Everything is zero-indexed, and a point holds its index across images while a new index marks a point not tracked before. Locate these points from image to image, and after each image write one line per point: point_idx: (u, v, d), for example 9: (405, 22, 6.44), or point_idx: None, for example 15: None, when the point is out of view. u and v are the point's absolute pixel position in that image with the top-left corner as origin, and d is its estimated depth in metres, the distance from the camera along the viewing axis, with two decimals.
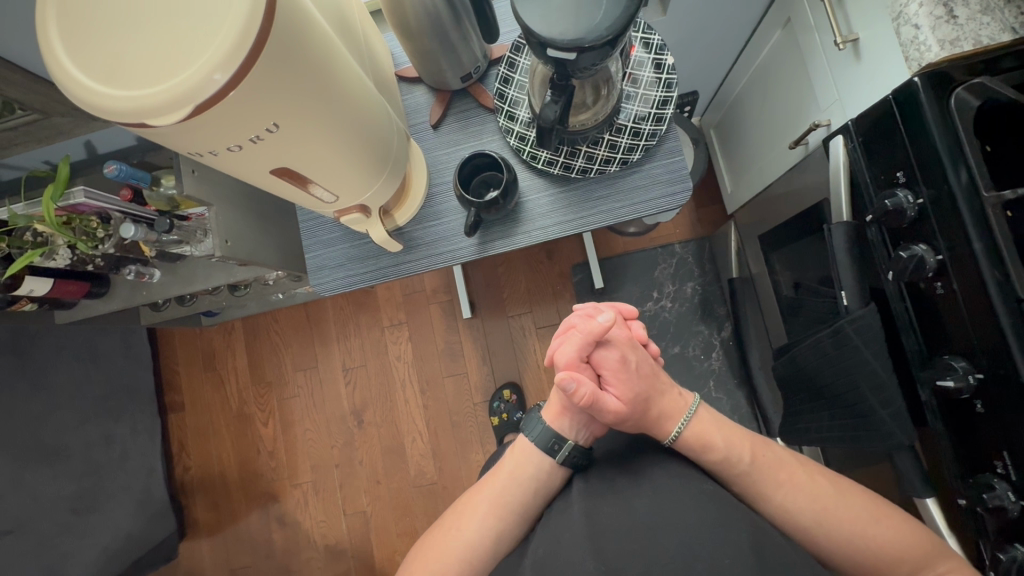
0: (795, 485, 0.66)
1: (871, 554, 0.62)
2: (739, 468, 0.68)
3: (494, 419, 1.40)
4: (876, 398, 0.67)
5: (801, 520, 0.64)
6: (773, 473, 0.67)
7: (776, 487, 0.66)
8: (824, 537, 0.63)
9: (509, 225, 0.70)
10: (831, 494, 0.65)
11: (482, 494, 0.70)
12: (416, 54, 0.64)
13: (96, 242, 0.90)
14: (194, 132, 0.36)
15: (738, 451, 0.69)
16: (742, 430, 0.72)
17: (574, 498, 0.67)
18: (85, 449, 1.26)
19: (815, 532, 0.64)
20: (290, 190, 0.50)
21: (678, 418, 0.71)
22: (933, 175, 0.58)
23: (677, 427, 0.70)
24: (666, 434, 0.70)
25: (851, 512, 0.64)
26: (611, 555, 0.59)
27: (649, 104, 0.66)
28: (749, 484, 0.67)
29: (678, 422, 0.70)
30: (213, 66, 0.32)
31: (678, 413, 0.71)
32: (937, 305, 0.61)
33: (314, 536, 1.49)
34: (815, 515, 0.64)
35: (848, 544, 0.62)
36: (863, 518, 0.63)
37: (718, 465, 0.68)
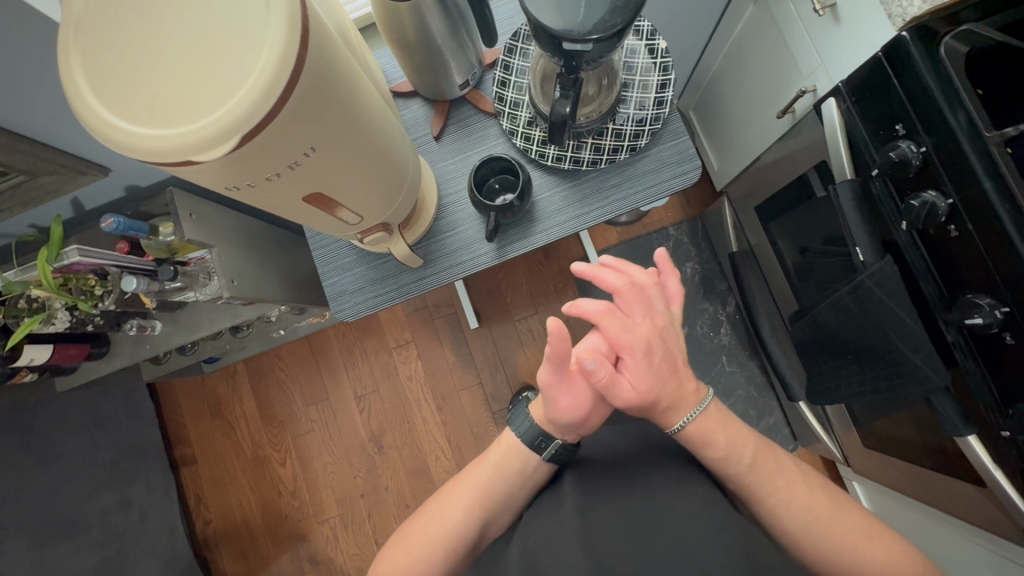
0: (793, 491, 0.63)
1: (856, 570, 0.60)
2: (737, 469, 0.63)
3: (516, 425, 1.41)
4: (907, 345, 0.68)
5: (789, 525, 0.62)
6: (771, 478, 0.63)
7: (771, 492, 0.63)
8: (810, 546, 0.61)
9: (525, 226, 0.70)
10: (828, 508, 0.62)
11: (467, 483, 0.67)
12: (414, 66, 0.64)
13: (95, 300, 0.87)
14: (232, 165, 0.35)
15: (737, 456, 0.64)
16: (748, 430, 0.66)
17: (566, 492, 0.65)
18: (102, 516, 1.21)
19: (802, 539, 0.61)
20: (318, 216, 0.49)
21: (686, 410, 0.64)
22: (934, 123, 0.60)
23: (681, 420, 0.64)
24: (670, 425, 0.64)
25: (851, 518, 0.62)
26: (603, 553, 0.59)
27: (649, 89, 0.67)
28: (745, 485, 0.63)
29: (684, 415, 0.64)
30: (254, 95, 0.31)
31: (684, 409, 0.64)
32: (952, 248, 0.63)
33: (349, 570, 1.46)
34: (808, 524, 0.61)
35: (837, 559, 0.60)
36: (856, 534, 0.61)
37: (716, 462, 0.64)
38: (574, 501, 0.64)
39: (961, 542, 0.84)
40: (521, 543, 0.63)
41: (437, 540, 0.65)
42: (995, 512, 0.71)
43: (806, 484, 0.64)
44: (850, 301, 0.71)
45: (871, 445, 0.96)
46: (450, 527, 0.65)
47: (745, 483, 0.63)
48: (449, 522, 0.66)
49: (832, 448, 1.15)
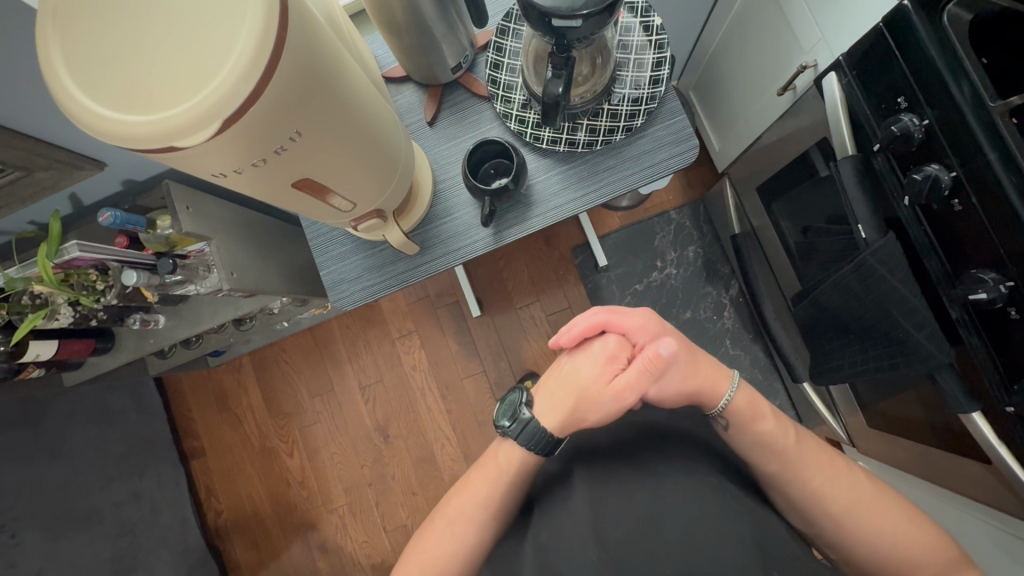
0: (834, 475, 0.67)
1: (890, 551, 0.64)
2: (783, 449, 0.68)
3: None
4: (911, 322, 0.67)
5: (832, 509, 0.65)
6: (814, 461, 0.68)
7: (813, 475, 0.67)
8: (850, 527, 0.65)
9: (522, 211, 0.69)
10: (867, 491, 0.66)
11: (472, 500, 0.69)
12: (406, 50, 0.63)
13: (96, 295, 0.88)
14: (218, 151, 0.34)
15: (782, 434, 0.69)
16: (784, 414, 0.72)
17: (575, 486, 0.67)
18: (115, 509, 1.23)
19: (844, 521, 0.65)
20: (310, 203, 0.48)
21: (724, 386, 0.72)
22: (937, 95, 0.59)
23: (725, 395, 0.71)
24: (716, 402, 0.71)
25: (883, 506, 0.65)
26: (613, 544, 0.62)
27: (644, 68, 0.65)
28: (787, 469, 0.67)
29: (727, 389, 0.71)
30: (236, 76, 0.30)
31: (719, 393, 0.71)
32: (956, 222, 0.61)
33: (359, 558, 1.48)
34: (846, 508, 0.65)
35: (877, 541, 0.64)
36: (887, 517, 0.65)
37: (760, 441, 0.68)
38: (584, 492, 0.66)
39: (965, 519, 0.84)
40: (534, 539, 0.67)
41: (456, 553, 0.67)
42: (999, 488, 0.70)
43: (845, 470, 0.68)
44: (853, 279, 0.70)
45: (876, 424, 0.96)
46: (471, 540, 0.67)
47: (784, 464, 0.67)
48: (463, 535, 0.68)
49: (837, 429, 1.15)
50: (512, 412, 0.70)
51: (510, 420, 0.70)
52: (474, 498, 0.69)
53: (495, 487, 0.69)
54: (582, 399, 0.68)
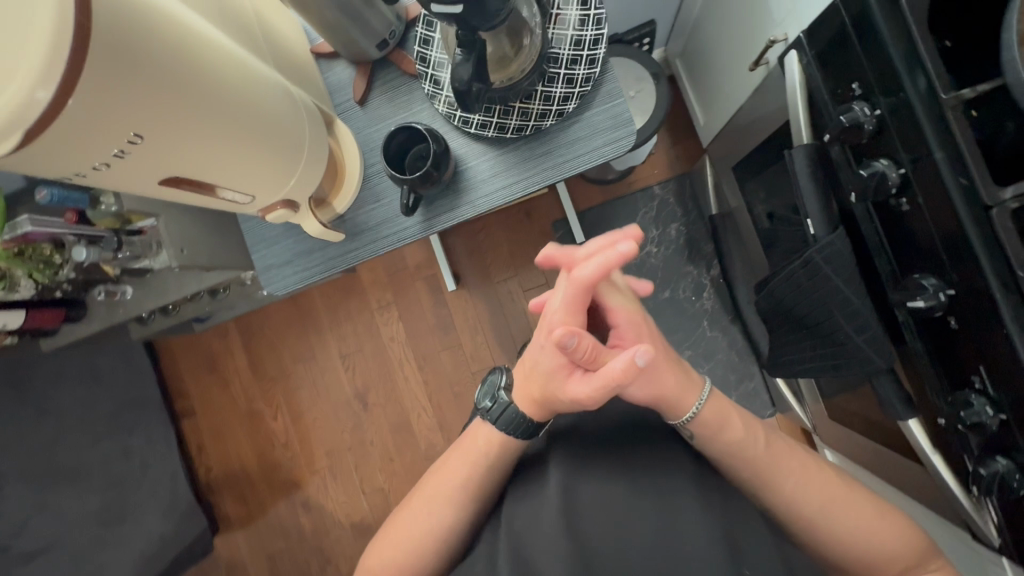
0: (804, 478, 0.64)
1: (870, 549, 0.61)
2: (750, 454, 0.64)
3: None
4: (852, 324, 0.64)
5: (806, 509, 0.62)
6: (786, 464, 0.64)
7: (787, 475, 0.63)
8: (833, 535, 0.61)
9: (452, 198, 0.67)
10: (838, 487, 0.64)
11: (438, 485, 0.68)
12: (321, 28, 0.59)
13: (55, 268, 0.91)
14: (45, 157, 0.33)
15: (751, 440, 0.65)
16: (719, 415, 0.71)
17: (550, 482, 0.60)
18: (103, 464, 1.30)
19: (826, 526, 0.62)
20: (196, 197, 0.47)
21: (694, 398, 0.64)
22: (890, 83, 0.53)
23: (691, 409, 0.63)
24: (680, 415, 0.63)
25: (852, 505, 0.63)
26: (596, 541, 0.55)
27: (579, 46, 0.61)
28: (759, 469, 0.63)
29: (694, 401, 0.63)
30: (32, 80, 0.28)
31: (689, 402, 0.63)
32: (903, 222, 0.57)
33: (340, 516, 1.55)
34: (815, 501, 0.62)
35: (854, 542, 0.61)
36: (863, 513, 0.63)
37: (730, 445, 0.63)
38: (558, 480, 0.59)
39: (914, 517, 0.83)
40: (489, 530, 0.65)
41: (431, 535, 0.66)
42: (935, 492, 0.69)
43: (815, 469, 0.65)
44: (801, 275, 0.67)
45: (836, 417, 0.94)
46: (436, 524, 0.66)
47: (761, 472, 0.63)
48: (443, 516, 0.66)
49: (803, 417, 1.14)
50: (492, 394, 0.71)
51: (490, 402, 0.70)
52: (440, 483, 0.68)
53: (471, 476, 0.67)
54: (547, 391, 0.61)
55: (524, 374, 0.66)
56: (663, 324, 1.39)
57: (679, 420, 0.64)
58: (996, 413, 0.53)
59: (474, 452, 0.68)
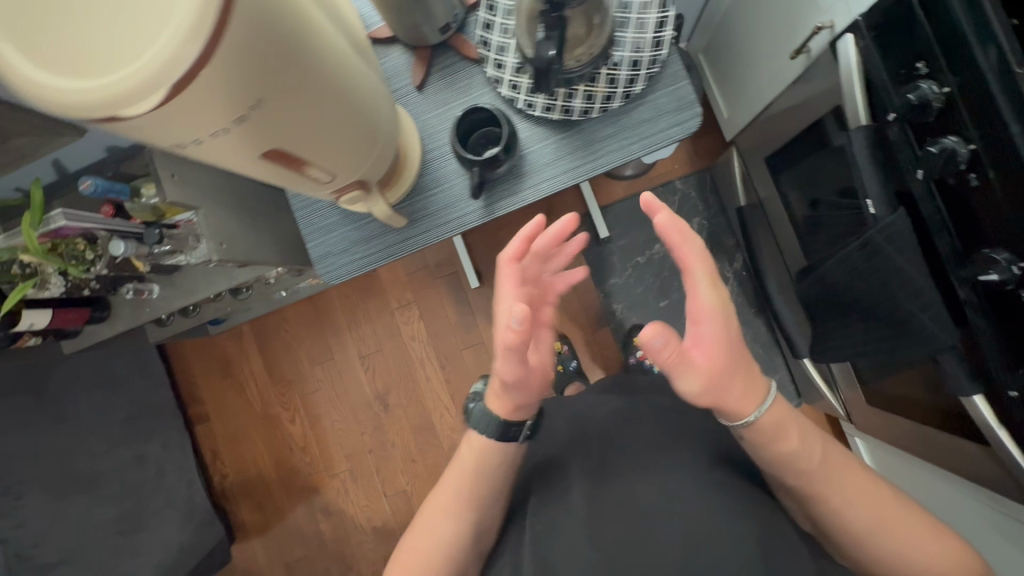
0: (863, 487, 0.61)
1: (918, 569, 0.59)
2: (789, 463, 0.60)
3: None
4: (915, 302, 0.65)
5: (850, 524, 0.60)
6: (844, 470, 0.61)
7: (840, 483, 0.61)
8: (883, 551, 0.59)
9: (513, 182, 0.66)
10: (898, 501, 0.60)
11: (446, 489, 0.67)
12: (388, 9, 0.58)
13: (87, 264, 0.87)
14: (174, 119, 0.32)
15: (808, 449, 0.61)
16: None
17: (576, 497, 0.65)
18: (120, 472, 1.26)
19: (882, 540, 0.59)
20: (286, 174, 0.46)
21: (756, 403, 0.60)
22: (960, 60, 0.54)
23: (750, 414, 0.60)
24: (736, 419, 0.61)
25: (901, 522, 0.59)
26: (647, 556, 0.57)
27: (646, 28, 0.60)
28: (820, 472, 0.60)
29: (754, 408, 0.59)
30: (183, 35, 0.28)
31: (750, 405, 0.59)
32: (971, 197, 0.58)
33: (361, 520, 1.52)
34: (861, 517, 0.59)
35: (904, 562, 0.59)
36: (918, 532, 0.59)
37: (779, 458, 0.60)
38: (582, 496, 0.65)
39: (963, 497, 0.84)
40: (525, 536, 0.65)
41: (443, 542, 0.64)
42: (994, 469, 0.70)
43: (867, 482, 0.61)
44: (858, 258, 0.68)
45: (877, 404, 0.94)
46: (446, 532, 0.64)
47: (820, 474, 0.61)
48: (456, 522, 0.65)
49: (836, 406, 1.14)
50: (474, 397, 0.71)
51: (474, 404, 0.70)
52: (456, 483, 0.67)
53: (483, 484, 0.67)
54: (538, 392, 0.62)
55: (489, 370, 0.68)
56: None
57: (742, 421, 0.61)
58: None
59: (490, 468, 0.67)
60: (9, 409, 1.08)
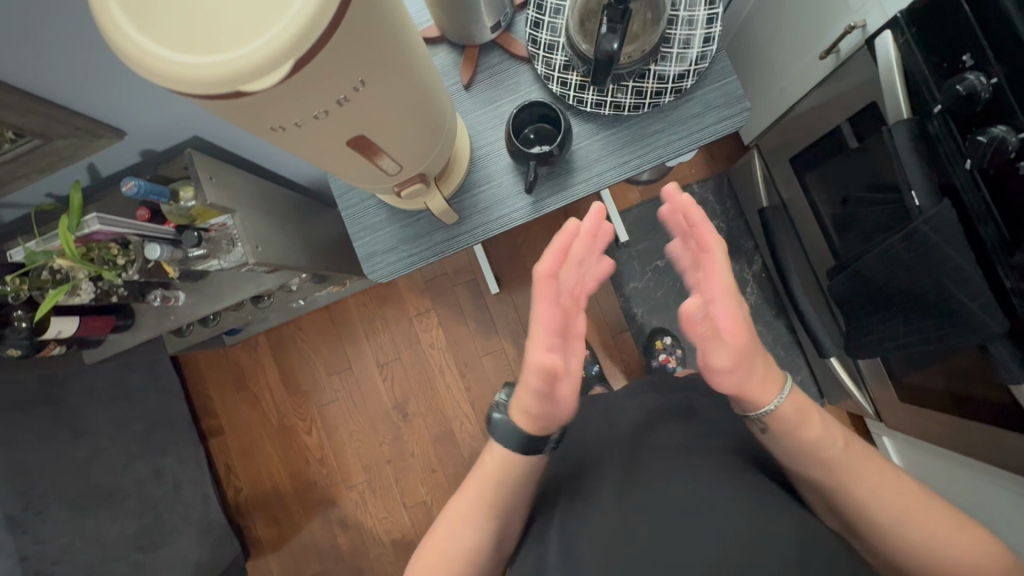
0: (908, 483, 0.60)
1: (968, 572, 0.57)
2: (823, 454, 0.60)
3: None
4: (964, 291, 0.65)
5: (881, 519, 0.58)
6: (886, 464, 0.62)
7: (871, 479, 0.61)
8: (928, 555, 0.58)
9: (563, 178, 0.66)
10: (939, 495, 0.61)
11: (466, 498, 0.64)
12: (444, 7, 0.59)
13: (118, 270, 0.85)
14: (287, 94, 0.32)
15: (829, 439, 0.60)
16: None
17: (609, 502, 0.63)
18: (138, 486, 1.23)
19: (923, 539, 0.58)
20: (361, 164, 0.46)
21: (777, 393, 0.61)
22: (1008, 50, 0.55)
23: (773, 400, 0.60)
24: (756, 408, 0.61)
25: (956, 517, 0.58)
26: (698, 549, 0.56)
27: (694, 25, 0.62)
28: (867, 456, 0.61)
29: (776, 396, 0.60)
30: (314, 4, 0.28)
31: (772, 393, 0.60)
32: (1020, 186, 0.59)
33: (379, 533, 1.49)
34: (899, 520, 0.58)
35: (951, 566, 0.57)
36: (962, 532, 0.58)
37: (804, 446, 0.60)
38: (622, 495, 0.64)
39: (1003, 491, 0.83)
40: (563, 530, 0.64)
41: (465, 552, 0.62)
42: None
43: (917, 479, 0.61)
44: (902, 249, 0.68)
45: (910, 400, 0.94)
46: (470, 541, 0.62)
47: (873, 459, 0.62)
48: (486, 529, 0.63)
49: (864, 405, 1.14)
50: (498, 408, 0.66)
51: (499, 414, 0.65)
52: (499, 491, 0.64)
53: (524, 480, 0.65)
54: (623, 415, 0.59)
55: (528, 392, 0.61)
56: None
57: (750, 412, 0.62)
58: None
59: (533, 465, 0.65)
60: (29, 421, 1.05)
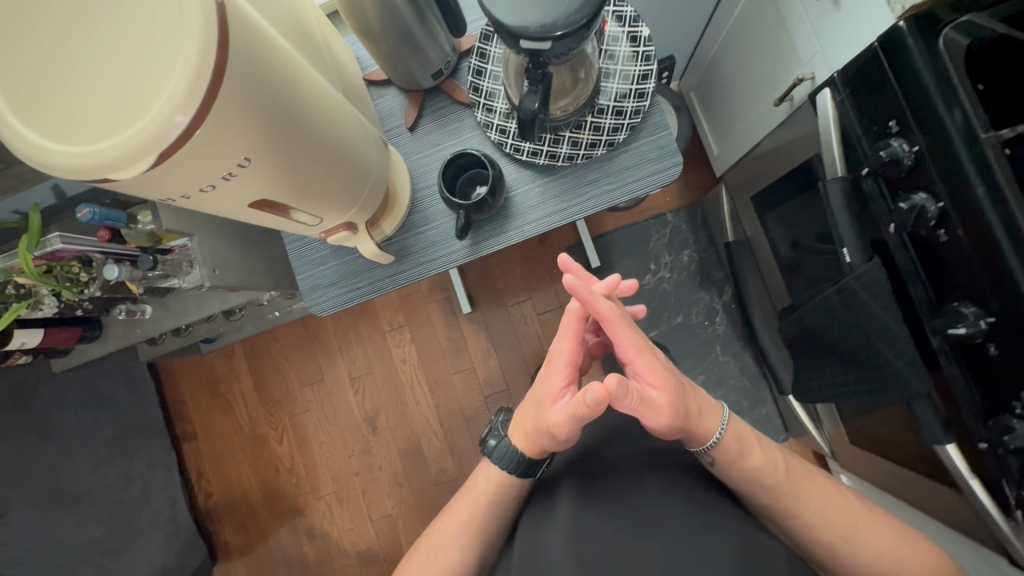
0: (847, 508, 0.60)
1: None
2: (770, 482, 0.60)
3: None
4: (890, 349, 0.66)
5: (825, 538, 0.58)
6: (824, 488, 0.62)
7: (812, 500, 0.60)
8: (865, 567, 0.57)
9: (501, 223, 0.68)
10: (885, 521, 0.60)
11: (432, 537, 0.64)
12: (381, 57, 0.61)
13: (81, 287, 0.89)
14: (163, 179, 0.34)
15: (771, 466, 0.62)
16: None
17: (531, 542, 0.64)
18: (106, 491, 1.26)
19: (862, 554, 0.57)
20: (273, 219, 0.48)
21: (716, 421, 0.63)
22: (928, 121, 0.56)
23: (714, 434, 0.62)
24: (702, 441, 0.62)
25: None
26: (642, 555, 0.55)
27: (629, 80, 0.64)
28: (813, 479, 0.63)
29: (716, 426, 0.62)
30: (174, 103, 0.30)
31: (713, 425, 0.62)
32: (942, 251, 0.60)
33: (345, 545, 1.50)
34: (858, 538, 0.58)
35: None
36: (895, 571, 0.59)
37: (750, 476, 0.61)
38: None
39: (941, 540, 0.84)
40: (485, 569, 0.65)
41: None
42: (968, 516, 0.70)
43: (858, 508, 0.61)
44: (836, 302, 0.69)
45: (857, 443, 0.95)
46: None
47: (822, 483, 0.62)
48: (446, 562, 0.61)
49: (821, 442, 1.14)
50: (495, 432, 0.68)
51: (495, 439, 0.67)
52: (458, 523, 0.63)
53: (477, 512, 0.64)
54: (537, 423, 0.62)
55: (523, 408, 0.67)
56: (676, 349, 1.40)
57: (699, 447, 0.63)
58: None
59: (477, 489, 0.66)
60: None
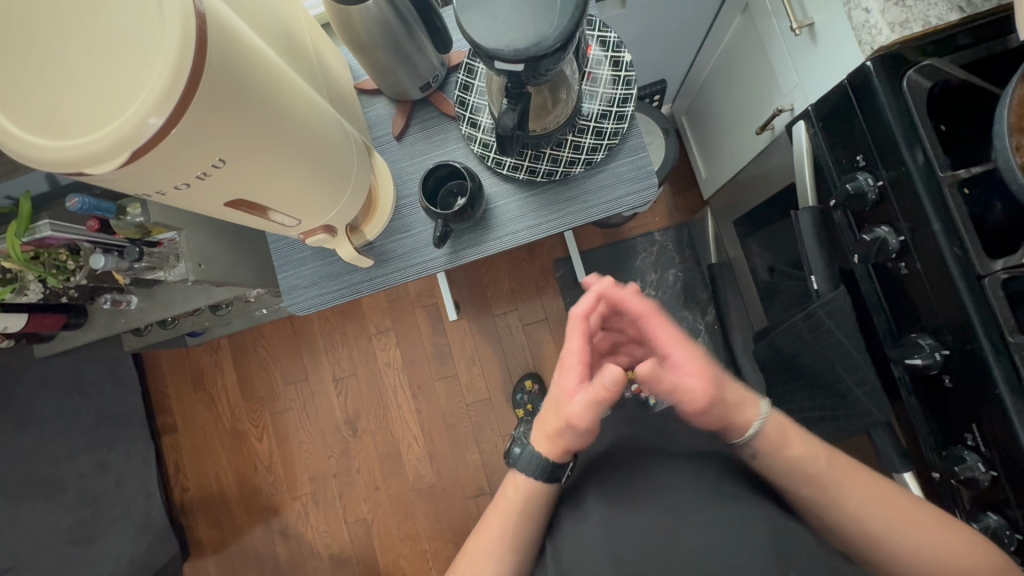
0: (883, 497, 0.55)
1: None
2: (812, 472, 0.56)
3: (518, 411, 1.40)
4: (852, 377, 0.68)
5: (870, 528, 0.54)
6: (858, 477, 0.57)
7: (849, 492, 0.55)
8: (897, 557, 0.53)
9: (479, 233, 0.70)
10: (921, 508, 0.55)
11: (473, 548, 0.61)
12: (370, 67, 0.63)
13: (68, 274, 0.90)
14: (137, 177, 0.35)
15: (810, 455, 0.57)
16: None
17: None
18: (80, 479, 1.27)
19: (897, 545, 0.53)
20: (250, 218, 0.50)
21: (756, 407, 0.60)
22: (892, 158, 0.58)
23: (755, 423, 0.58)
24: (743, 432, 0.58)
25: None
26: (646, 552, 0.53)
27: (610, 102, 0.66)
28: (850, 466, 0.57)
29: (756, 415, 0.59)
30: (149, 105, 0.31)
31: (754, 413, 0.59)
32: (902, 283, 0.61)
33: (318, 547, 1.50)
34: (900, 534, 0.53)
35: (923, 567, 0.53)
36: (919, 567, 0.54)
37: (791, 466, 0.57)
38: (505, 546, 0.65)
39: None
40: None
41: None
42: None
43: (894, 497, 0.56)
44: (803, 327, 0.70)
45: None
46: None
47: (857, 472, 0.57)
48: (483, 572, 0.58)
49: None
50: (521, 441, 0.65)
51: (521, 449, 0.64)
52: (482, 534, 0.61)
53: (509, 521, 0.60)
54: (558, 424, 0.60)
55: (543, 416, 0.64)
56: None
57: (741, 439, 0.59)
58: (989, 470, 0.56)
59: (506, 499, 0.62)
60: None
